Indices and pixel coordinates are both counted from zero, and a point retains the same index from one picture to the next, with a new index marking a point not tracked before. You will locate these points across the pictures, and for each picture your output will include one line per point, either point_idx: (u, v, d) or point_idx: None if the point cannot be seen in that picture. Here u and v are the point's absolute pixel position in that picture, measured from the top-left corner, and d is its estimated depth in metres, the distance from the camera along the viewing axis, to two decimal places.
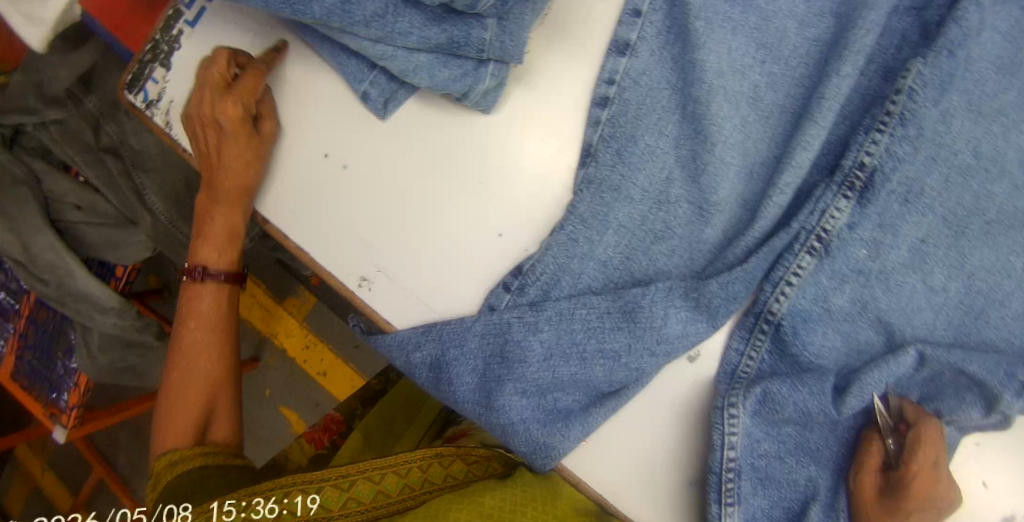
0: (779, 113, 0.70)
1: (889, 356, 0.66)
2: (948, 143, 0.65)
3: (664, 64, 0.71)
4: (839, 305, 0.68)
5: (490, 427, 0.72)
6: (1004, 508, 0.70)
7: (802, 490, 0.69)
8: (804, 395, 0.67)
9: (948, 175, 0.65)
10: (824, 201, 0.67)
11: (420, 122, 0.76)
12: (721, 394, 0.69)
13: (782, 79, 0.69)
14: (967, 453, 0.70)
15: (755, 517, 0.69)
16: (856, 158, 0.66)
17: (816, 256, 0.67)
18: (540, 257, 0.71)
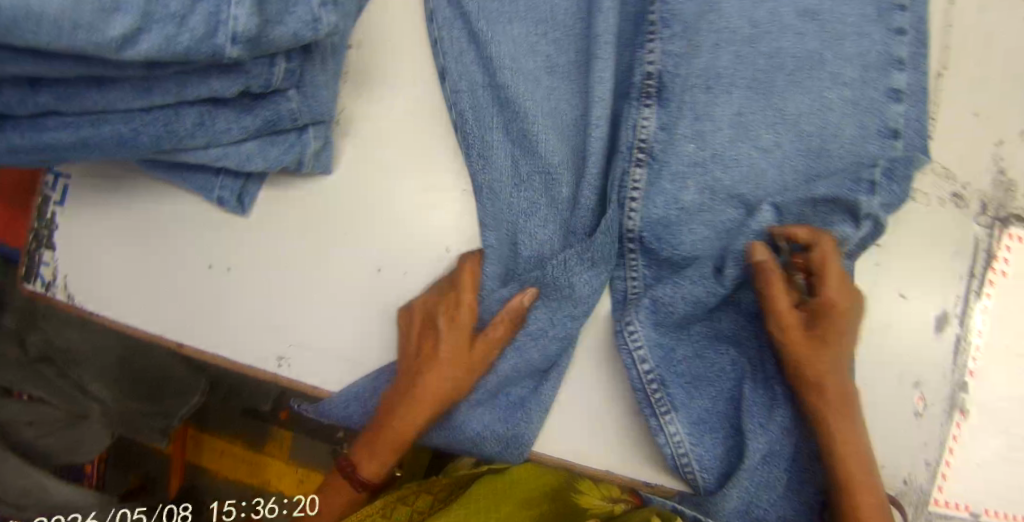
0: (575, 68, 0.81)
1: (749, 220, 0.74)
2: (726, 25, 0.74)
3: (470, 66, 0.83)
4: (691, 200, 0.75)
5: (457, 443, 0.81)
6: (935, 304, 0.78)
7: (733, 374, 0.77)
8: (687, 286, 0.76)
9: (737, 51, 0.74)
10: (631, 117, 0.77)
11: (278, 204, 0.86)
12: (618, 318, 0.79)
13: (566, 39, 0.81)
14: (874, 275, 0.78)
15: (705, 419, 0.77)
16: (641, 71, 0.76)
17: (645, 166, 0.76)
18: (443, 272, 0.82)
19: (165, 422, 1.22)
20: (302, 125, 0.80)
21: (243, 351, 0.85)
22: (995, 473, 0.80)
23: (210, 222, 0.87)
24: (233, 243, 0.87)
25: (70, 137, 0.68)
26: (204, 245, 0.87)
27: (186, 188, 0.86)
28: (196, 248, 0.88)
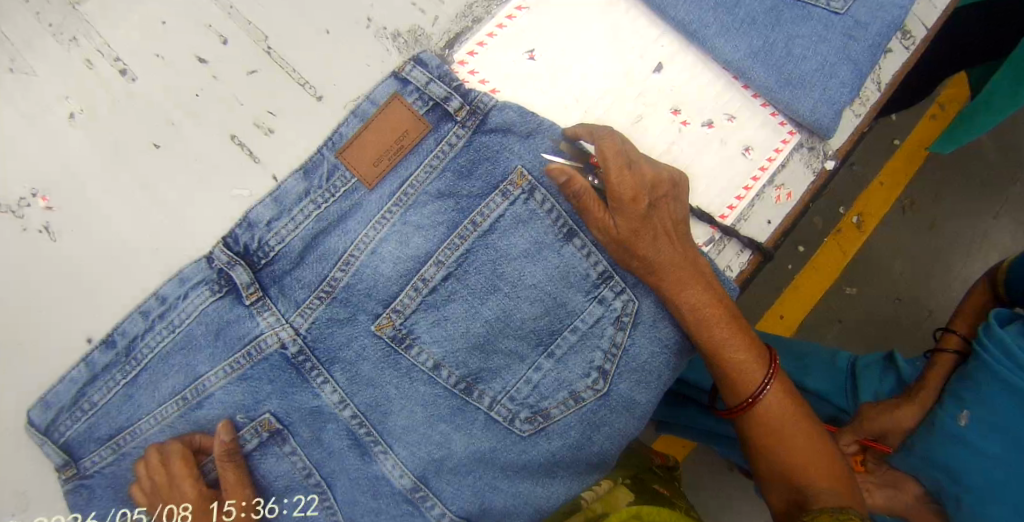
0: (175, 415, 0.68)
1: (502, 199, 0.68)
2: (124, 417, 0.69)
3: (125, 438, 0.69)
4: (472, 279, 0.68)
5: (502, 305, 0.68)
6: (668, 107, 0.74)
7: (495, 180, 0.68)
8: (518, 231, 0.68)
9: (141, 443, 0.69)
10: (209, 391, 0.67)
11: None
12: (263, 342, 0.66)
13: (118, 478, 0.70)
14: (642, 129, 0.73)
15: (525, 225, 0.68)
16: (179, 401, 0.68)
17: (314, 362, 0.66)
18: (230, 397, 0.67)
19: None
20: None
21: None
22: (712, 169, 0.74)
23: None
24: None
25: None
26: None
27: None
28: None
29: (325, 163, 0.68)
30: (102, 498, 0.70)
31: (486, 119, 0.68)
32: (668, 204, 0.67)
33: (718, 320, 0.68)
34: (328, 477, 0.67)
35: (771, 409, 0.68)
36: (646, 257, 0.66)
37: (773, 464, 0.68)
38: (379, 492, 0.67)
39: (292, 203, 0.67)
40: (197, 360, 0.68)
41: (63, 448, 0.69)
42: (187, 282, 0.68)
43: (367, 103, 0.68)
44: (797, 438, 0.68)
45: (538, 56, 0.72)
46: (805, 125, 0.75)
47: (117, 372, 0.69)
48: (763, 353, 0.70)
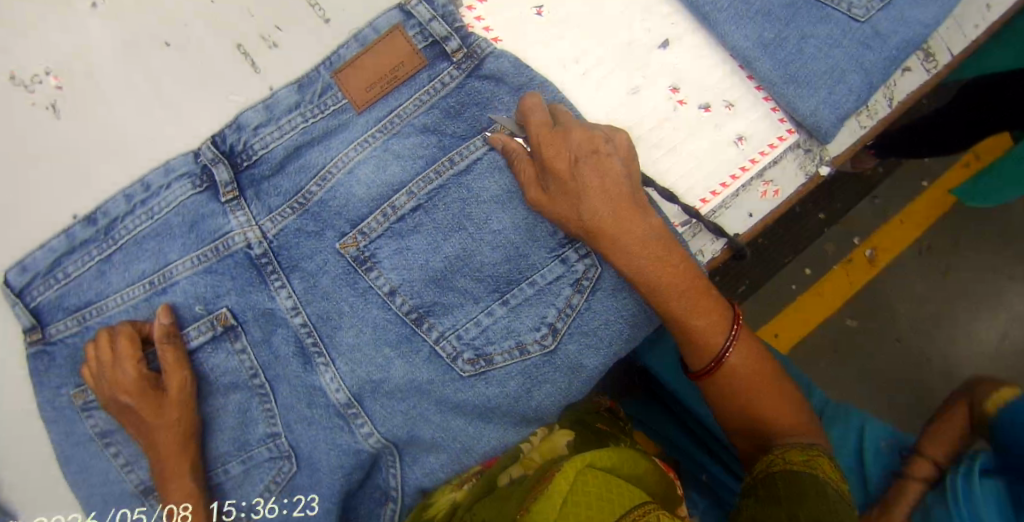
0: (143, 299, 0.69)
1: (485, 143, 0.69)
2: (93, 291, 0.70)
3: (88, 313, 0.70)
4: (440, 214, 0.69)
5: (467, 244, 0.69)
6: (664, 83, 0.75)
7: (480, 126, 0.69)
8: (491, 177, 0.69)
9: (101, 318, 0.70)
10: (178, 282, 0.68)
11: None
12: (230, 241, 0.68)
13: (76, 352, 0.70)
14: (636, 102, 0.75)
15: (500, 171, 0.69)
16: (146, 286, 0.69)
17: (276, 268, 0.68)
18: (192, 288, 0.68)
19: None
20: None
21: None
22: (701, 152, 0.75)
23: None
24: None
25: None
26: None
27: None
28: None
29: (320, 80, 0.70)
30: (61, 368, 0.70)
31: (481, 64, 0.69)
32: (605, 162, 0.65)
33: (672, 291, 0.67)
34: (272, 381, 0.69)
35: (736, 364, 0.69)
36: (588, 217, 0.65)
37: (740, 417, 0.70)
38: (315, 403, 0.68)
39: (282, 113, 0.70)
40: (170, 249, 0.69)
41: (32, 311, 0.70)
42: (172, 173, 0.70)
43: (369, 29, 0.70)
44: (764, 392, 0.69)
45: (546, 12, 0.75)
46: (803, 125, 0.75)
47: (94, 248, 0.70)
48: (721, 307, 0.70)
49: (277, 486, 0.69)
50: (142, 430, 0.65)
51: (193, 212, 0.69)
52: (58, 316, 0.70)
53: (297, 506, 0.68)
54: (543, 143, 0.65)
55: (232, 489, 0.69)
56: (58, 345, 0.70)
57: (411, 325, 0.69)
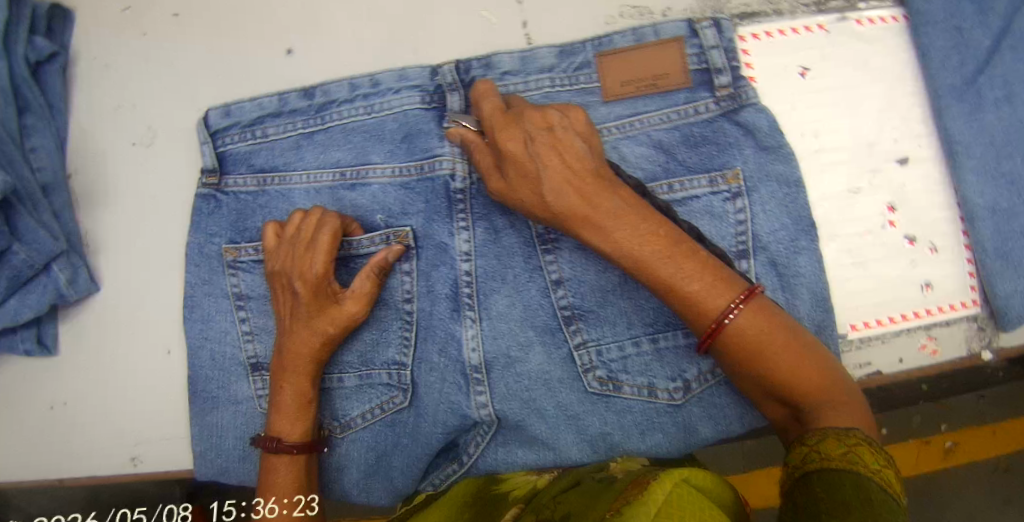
0: (326, 187, 0.71)
1: (711, 187, 0.68)
2: (280, 159, 0.72)
3: (268, 179, 0.73)
4: None
5: None
6: (885, 199, 0.73)
7: (710, 168, 0.68)
8: (705, 221, 0.68)
9: (279, 188, 0.72)
10: (368, 185, 0.70)
11: (80, 332, 0.81)
12: (431, 168, 0.68)
13: (245, 207, 0.73)
14: (855, 203, 0.72)
15: (712, 218, 0.68)
16: (336, 176, 0.71)
17: (466, 211, 0.67)
18: (376, 196, 0.70)
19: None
20: (43, 265, 0.75)
21: (37, 434, 0.81)
22: (884, 281, 0.73)
23: (23, 367, 0.82)
24: (48, 381, 0.81)
25: None
26: (39, 385, 0.82)
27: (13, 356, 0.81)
28: (33, 387, 0.82)
29: (581, 55, 0.69)
30: (222, 217, 0.74)
31: (739, 110, 0.69)
32: (560, 138, 0.59)
33: (660, 257, 0.57)
34: (418, 315, 0.68)
35: (746, 331, 0.57)
36: (546, 202, 0.58)
37: (766, 393, 0.59)
38: (448, 352, 0.67)
39: (534, 70, 0.68)
40: (373, 153, 0.70)
41: (217, 156, 0.73)
42: (404, 80, 0.70)
43: (651, 29, 0.68)
44: (785, 357, 0.57)
45: (809, 75, 0.72)
46: (991, 303, 0.73)
47: (299, 119, 0.72)
48: (715, 266, 0.58)
49: (381, 412, 0.69)
50: (292, 319, 0.64)
51: (408, 128, 0.69)
52: (238, 167, 0.73)
53: (297, 506, 0.64)
54: (496, 127, 0.60)
55: (340, 398, 0.70)
56: (230, 195, 0.74)
57: (558, 321, 0.67)
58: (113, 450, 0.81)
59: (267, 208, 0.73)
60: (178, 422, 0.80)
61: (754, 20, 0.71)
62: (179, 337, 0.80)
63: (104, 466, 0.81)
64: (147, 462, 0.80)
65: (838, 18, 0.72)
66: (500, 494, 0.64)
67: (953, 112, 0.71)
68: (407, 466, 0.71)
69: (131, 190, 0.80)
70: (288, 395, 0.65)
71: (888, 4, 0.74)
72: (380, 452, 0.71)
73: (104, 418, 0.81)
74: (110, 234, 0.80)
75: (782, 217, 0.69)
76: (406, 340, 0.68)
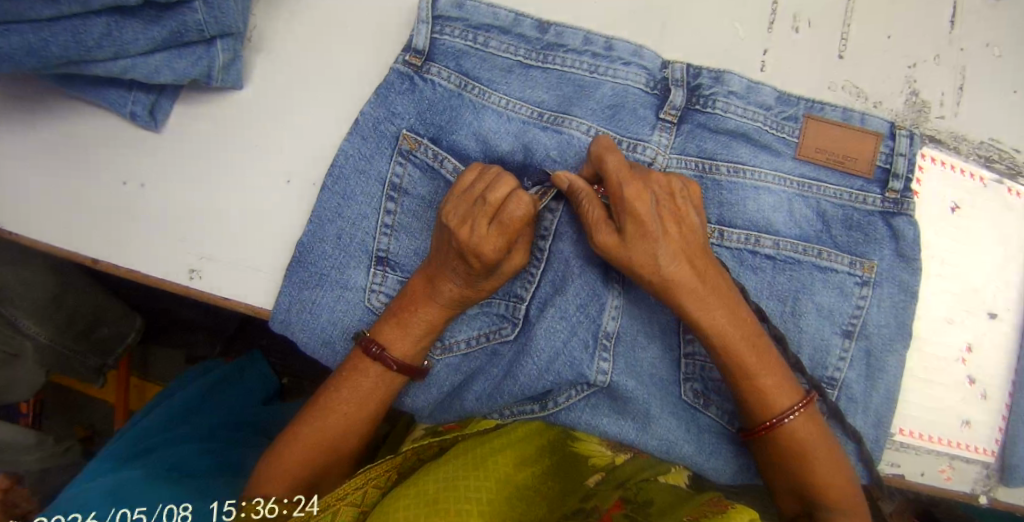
0: (522, 120, 0.71)
1: (847, 270, 0.74)
2: (487, 74, 0.72)
3: (467, 86, 0.71)
4: (779, 283, 0.73)
5: (772, 316, 0.74)
6: (964, 342, 0.83)
7: (852, 253, 0.75)
8: (830, 295, 0.74)
9: (474, 102, 0.71)
10: (565, 130, 0.71)
11: (197, 126, 0.79)
12: (628, 142, 0.71)
13: (434, 101, 0.72)
14: (945, 329, 0.83)
15: (838, 299, 0.75)
16: (534, 111, 0.71)
17: None
18: (567, 141, 0.71)
19: (103, 360, 1.03)
20: (209, 37, 0.73)
21: (104, 205, 0.78)
22: (923, 404, 0.83)
23: (120, 135, 0.79)
24: (142, 158, 0.78)
25: (60, 50, 0.67)
26: (126, 157, 0.79)
27: (113, 114, 0.78)
28: (119, 157, 0.79)
29: (793, 108, 0.74)
30: (408, 100, 0.72)
31: (896, 215, 0.75)
32: (681, 210, 0.64)
33: (744, 343, 0.65)
34: (555, 262, 0.70)
35: (794, 429, 0.65)
36: (659, 270, 0.62)
37: (788, 483, 0.67)
38: (587, 315, 0.69)
39: (753, 102, 0.73)
40: (579, 106, 0.72)
41: (429, 41, 0.72)
42: (638, 54, 0.73)
43: (859, 116, 0.75)
44: (815, 456, 0.65)
45: (959, 212, 0.83)
46: (1007, 458, 0.85)
47: (522, 47, 0.73)
48: (778, 364, 0.66)
49: (485, 340, 0.72)
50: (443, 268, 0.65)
51: (618, 104, 0.72)
52: (443, 58, 0.72)
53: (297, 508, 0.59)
54: (624, 183, 0.62)
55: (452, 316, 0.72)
56: (425, 86, 0.72)
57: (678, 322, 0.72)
58: (179, 253, 0.77)
59: (455, 112, 0.71)
60: (253, 253, 0.76)
61: (940, 147, 0.84)
62: (295, 167, 0.77)
63: (164, 265, 0.76)
64: (205, 280, 0.76)
65: (996, 180, 0.84)
66: (577, 455, 0.67)
67: None
68: (484, 395, 0.72)
69: (323, 17, 0.79)
70: (417, 319, 0.67)
71: None
72: (465, 376, 0.73)
73: (186, 218, 0.77)
74: (280, 50, 0.79)
75: (890, 317, 0.76)
76: (534, 279, 0.70)
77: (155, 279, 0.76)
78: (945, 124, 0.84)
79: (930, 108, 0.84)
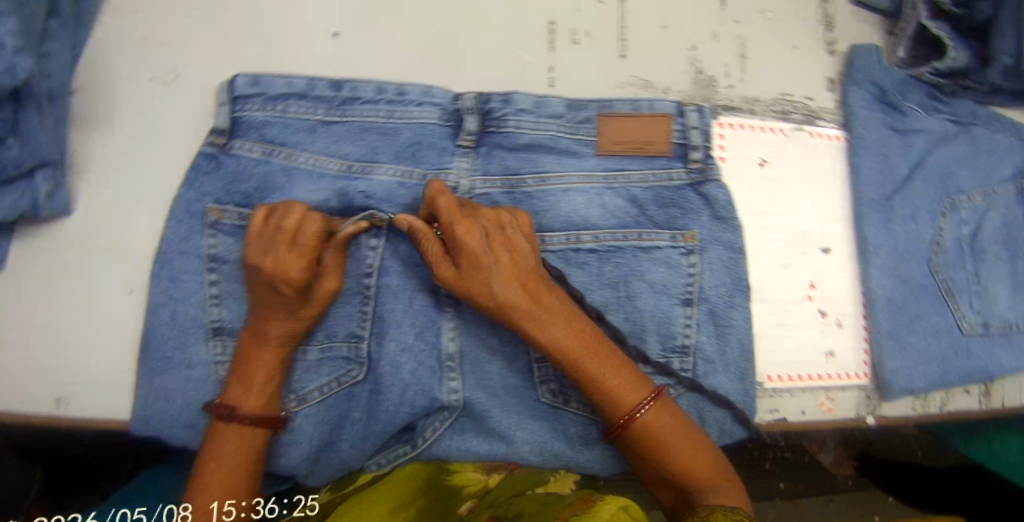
0: (329, 173, 0.75)
1: (670, 244, 0.80)
2: (291, 139, 0.76)
3: (273, 155, 0.76)
4: (607, 270, 0.79)
5: (610, 301, 0.79)
6: (802, 281, 0.90)
7: (671, 227, 0.80)
8: (659, 270, 0.79)
9: (283, 169, 0.75)
10: (372, 176, 0.76)
11: (33, 260, 0.81)
12: (436, 174, 0.76)
13: (245, 174, 0.75)
14: (781, 274, 0.90)
15: (667, 272, 0.80)
16: (340, 164, 0.76)
17: None
18: (371, 181, 0.76)
19: None
20: (27, 170, 0.76)
21: None
22: (783, 348, 0.89)
23: None
24: None
25: None
26: None
27: None
28: None
29: (584, 111, 0.79)
30: (218, 179, 0.76)
31: (704, 183, 0.80)
32: (510, 238, 0.68)
33: (584, 347, 0.68)
34: (382, 293, 0.75)
35: (651, 421, 0.68)
36: (493, 296, 0.66)
37: (657, 473, 0.69)
38: (427, 341, 0.75)
39: (546, 115, 0.78)
40: (382, 151, 0.77)
41: (232, 118, 0.76)
42: (429, 94, 0.78)
43: (649, 103, 0.80)
44: (675, 442, 0.68)
45: (767, 167, 0.91)
46: (878, 375, 0.90)
47: (320, 107, 0.77)
48: (625, 363, 0.70)
49: (336, 386, 0.75)
50: (269, 309, 0.70)
51: (415, 142, 0.77)
52: (246, 133, 0.76)
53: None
54: (453, 222, 0.67)
55: (298, 370, 0.74)
56: (235, 163, 0.76)
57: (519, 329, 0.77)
58: (38, 387, 0.78)
59: (267, 182, 0.75)
60: (113, 368, 0.79)
61: (734, 112, 0.92)
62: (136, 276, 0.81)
63: (26, 403, 0.78)
64: (77, 405, 0.78)
65: (796, 127, 0.93)
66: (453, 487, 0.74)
67: (871, 221, 0.91)
68: (357, 440, 0.76)
69: (139, 130, 0.84)
70: (267, 356, 0.70)
71: (839, 126, 0.96)
72: (332, 427, 0.76)
73: (38, 350, 0.79)
74: (101, 168, 0.83)
75: (724, 276, 0.81)
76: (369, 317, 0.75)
77: (22, 415, 0.78)
78: (735, 90, 0.93)
79: (716, 80, 0.93)
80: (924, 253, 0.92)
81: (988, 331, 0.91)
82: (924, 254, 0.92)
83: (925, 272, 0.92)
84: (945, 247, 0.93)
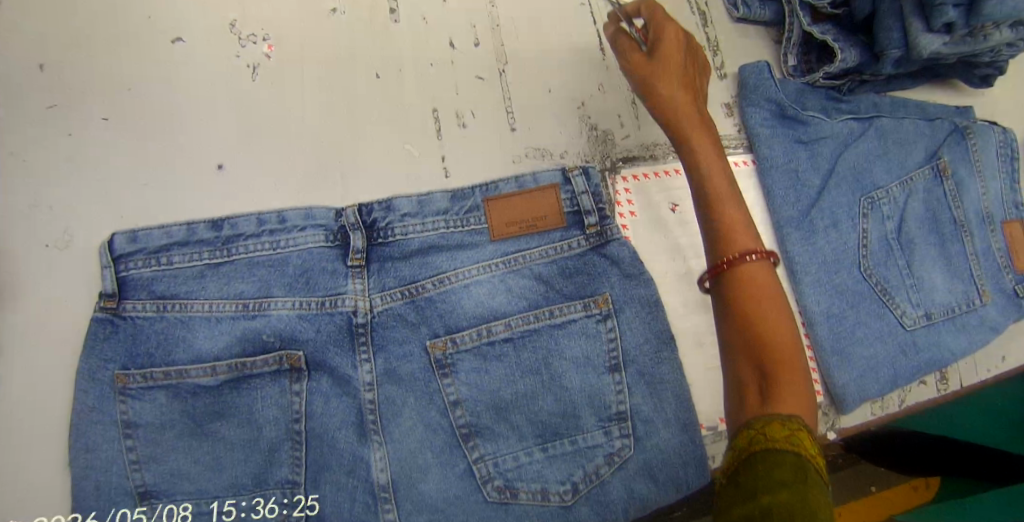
0: (226, 319, 0.75)
1: (584, 314, 0.78)
2: (181, 288, 0.76)
3: (165, 310, 0.75)
4: (526, 356, 0.77)
5: (535, 385, 0.77)
6: None
7: (582, 295, 0.79)
8: (579, 341, 0.78)
9: (179, 319, 0.75)
10: (270, 315, 0.75)
11: None
12: (333, 301, 0.76)
13: (140, 334, 0.75)
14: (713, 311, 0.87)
15: (587, 344, 0.78)
16: (235, 306, 0.75)
17: (369, 345, 0.75)
18: (276, 323, 0.75)
19: None
20: None
21: None
22: None
23: None
24: None
25: None
26: None
27: None
28: None
29: (471, 198, 0.79)
30: (116, 344, 0.74)
31: (605, 244, 0.80)
32: (691, 56, 0.78)
33: (714, 164, 0.70)
34: (310, 433, 0.75)
35: (757, 276, 0.65)
36: (667, 83, 0.74)
37: (745, 345, 0.62)
38: (360, 469, 0.75)
39: (430, 213, 0.78)
40: (277, 286, 0.76)
41: (117, 281, 0.75)
42: (310, 218, 0.78)
43: (530, 178, 0.80)
44: (774, 314, 0.63)
45: (678, 209, 0.88)
46: (831, 391, 0.89)
47: (204, 251, 0.77)
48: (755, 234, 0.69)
49: None
50: None
51: (306, 276, 0.77)
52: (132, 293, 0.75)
53: None
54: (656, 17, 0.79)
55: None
56: (126, 327, 0.75)
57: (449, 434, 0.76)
58: None
59: (164, 340, 0.75)
60: None
61: (633, 164, 0.89)
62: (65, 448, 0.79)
63: None
64: None
65: None
66: None
67: (794, 237, 0.90)
68: None
69: (34, 300, 0.81)
70: None
71: (743, 150, 0.94)
72: None
73: None
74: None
75: (646, 333, 0.80)
76: (300, 457, 0.75)
77: None
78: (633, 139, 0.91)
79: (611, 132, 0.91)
80: (852, 257, 0.91)
81: (931, 319, 0.92)
82: (852, 259, 0.91)
83: (858, 276, 0.90)
84: (872, 247, 0.91)
